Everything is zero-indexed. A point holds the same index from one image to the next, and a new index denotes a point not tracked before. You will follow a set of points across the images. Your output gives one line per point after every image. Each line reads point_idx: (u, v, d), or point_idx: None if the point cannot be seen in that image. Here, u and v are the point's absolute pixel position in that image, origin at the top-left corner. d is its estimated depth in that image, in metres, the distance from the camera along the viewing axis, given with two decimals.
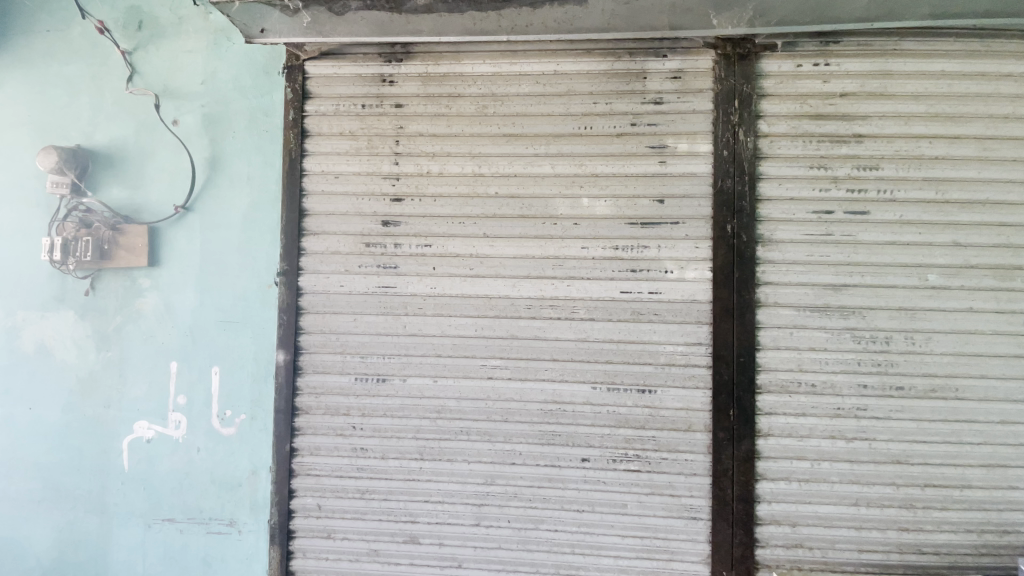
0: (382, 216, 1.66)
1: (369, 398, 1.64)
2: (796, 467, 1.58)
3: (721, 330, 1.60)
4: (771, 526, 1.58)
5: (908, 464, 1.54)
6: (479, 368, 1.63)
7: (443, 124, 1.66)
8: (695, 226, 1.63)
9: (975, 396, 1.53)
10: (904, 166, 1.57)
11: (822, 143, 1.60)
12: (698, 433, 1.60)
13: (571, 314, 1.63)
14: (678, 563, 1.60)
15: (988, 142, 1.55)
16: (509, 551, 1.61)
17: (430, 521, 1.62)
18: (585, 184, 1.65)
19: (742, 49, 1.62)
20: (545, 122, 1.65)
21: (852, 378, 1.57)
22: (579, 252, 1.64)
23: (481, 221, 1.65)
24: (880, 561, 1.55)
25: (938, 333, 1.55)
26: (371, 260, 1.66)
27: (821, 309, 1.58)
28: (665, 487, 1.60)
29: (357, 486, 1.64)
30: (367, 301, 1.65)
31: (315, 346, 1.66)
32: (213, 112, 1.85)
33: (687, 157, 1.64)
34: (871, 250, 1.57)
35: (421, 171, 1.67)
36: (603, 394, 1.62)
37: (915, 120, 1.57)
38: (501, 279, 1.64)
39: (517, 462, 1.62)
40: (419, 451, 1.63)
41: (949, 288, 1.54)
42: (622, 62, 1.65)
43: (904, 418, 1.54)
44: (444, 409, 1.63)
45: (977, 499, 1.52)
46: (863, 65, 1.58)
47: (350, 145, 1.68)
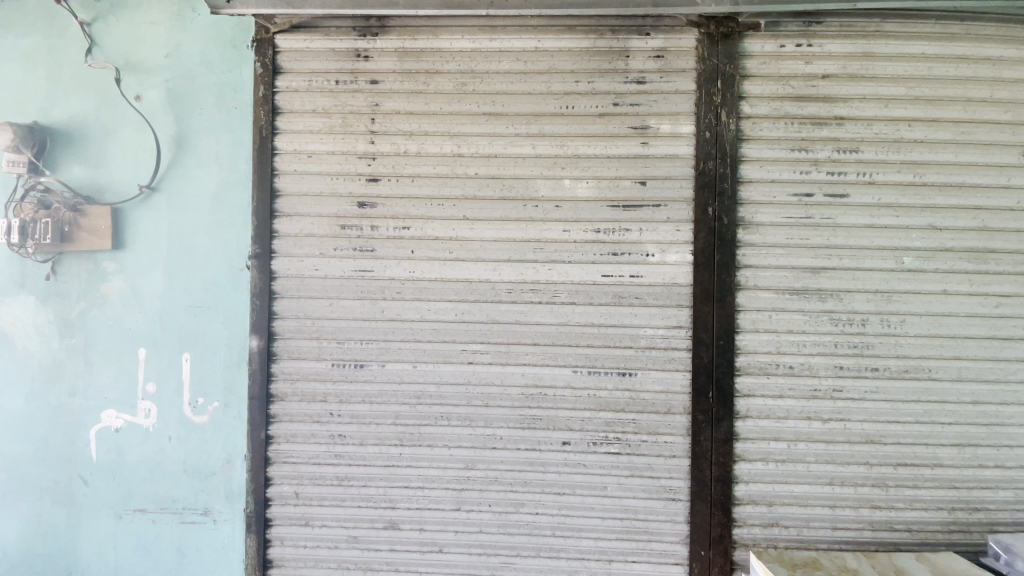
0: (358, 198, 1.68)
1: (346, 384, 1.69)
2: (773, 448, 1.61)
3: (701, 313, 1.61)
4: (748, 506, 1.62)
5: (881, 444, 1.61)
6: (459, 353, 1.67)
7: (420, 102, 1.67)
8: (676, 208, 1.63)
9: (947, 376, 1.60)
10: (884, 148, 1.61)
11: (804, 125, 1.61)
12: (678, 415, 1.63)
13: (552, 298, 1.66)
14: (657, 544, 1.64)
15: (966, 126, 1.60)
16: (490, 536, 1.67)
17: (410, 507, 1.69)
18: (568, 166, 1.65)
19: (725, 27, 1.60)
20: (526, 101, 1.66)
21: (829, 360, 1.61)
22: (560, 235, 1.66)
23: (461, 203, 1.67)
24: (854, 539, 1.60)
25: (912, 315, 1.61)
26: (346, 243, 1.68)
27: (799, 292, 1.61)
28: (644, 469, 1.64)
29: (335, 473, 1.69)
30: (343, 285, 1.68)
31: (289, 332, 1.69)
32: (178, 87, 1.79)
33: (669, 139, 1.64)
34: (850, 232, 1.61)
35: (398, 150, 1.68)
36: (584, 377, 1.65)
37: (896, 103, 1.61)
38: (481, 263, 1.67)
39: (497, 447, 1.67)
40: (399, 437, 1.68)
41: (924, 271, 1.60)
42: (604, 39, 1.64)
43: (878, 399, 1.61)
44: (423, 394, 1.68)
45: (948, 477, 1.60)
46: (845, 46, 1.60)
47: (323, 122, 1.68)
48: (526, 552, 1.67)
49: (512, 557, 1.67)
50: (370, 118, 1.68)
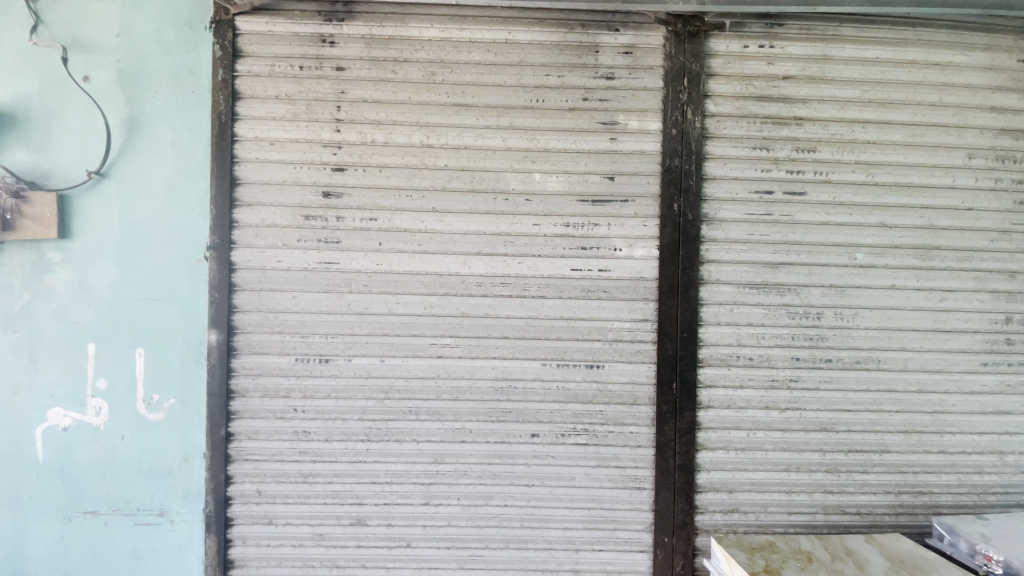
0: (323, 187, 1.64)
1: (311, 379, 1.65)
2: (733, 436, 1.67)
3: (666, 306, 1.65)
4: (709, 493, 1.67)
5: (834, 431, 1.68)
6: (428, 347, 1.66)
7: (388, 90, 1.64)
8: (643, 204, 1.66)
9: (896, 366, 1.69)
10: (840, 148, 1.67)
11: (765, 124, 1.66)
12: (644, 406, 1.67)
13: (522, 291, 1.66)
14: (623, 532, 1.68)
15: (916, 128, 1.68)
16: (458, 529, 1.67)
17: (377, 502, 1.67)
18: (537, 160, 1.65)
19: (692, 26, 1.63)
20: (496, 93, 1.65)
21: (786, 351, 1.68)
22: (530, 228, 1.66)
23: (431, 195, 1.65)
24: (808, 522, 1.67)
25: (864, 309, 1.68)
26: (311, 234, 1.64)
27: (759, 286, 1.67)
28: (610, 459, 1.67)
29: (299, 470, 1.65)
30: (307, 278, 1.64)
31: (250, 326, 1.64)
32: (130, 68, 1.68)
33: (637, 135, 1.66)
34: (808, 229, 1.67)
35: (365, 140, 1.64)
36: (553, 370, 1.66)
37: (851, 105, 1.68)
38: (451, 256, 1.66)
39: (466, 440, 1.66)
40: (366, 432, 1.66)
41: (875, 266, 1.68)
42: (574, 33, 1.64)
43: (832, 389, 1.68)
44: (391, 389, 1.66)
45: (895, 461, 1.69)
46: (806, 48, 1.66)
47: (287, 110, 1.63)
48: (495, 544, 1.67)
49: (480, 549, 1.67)
50: (336, 106, 1.64)
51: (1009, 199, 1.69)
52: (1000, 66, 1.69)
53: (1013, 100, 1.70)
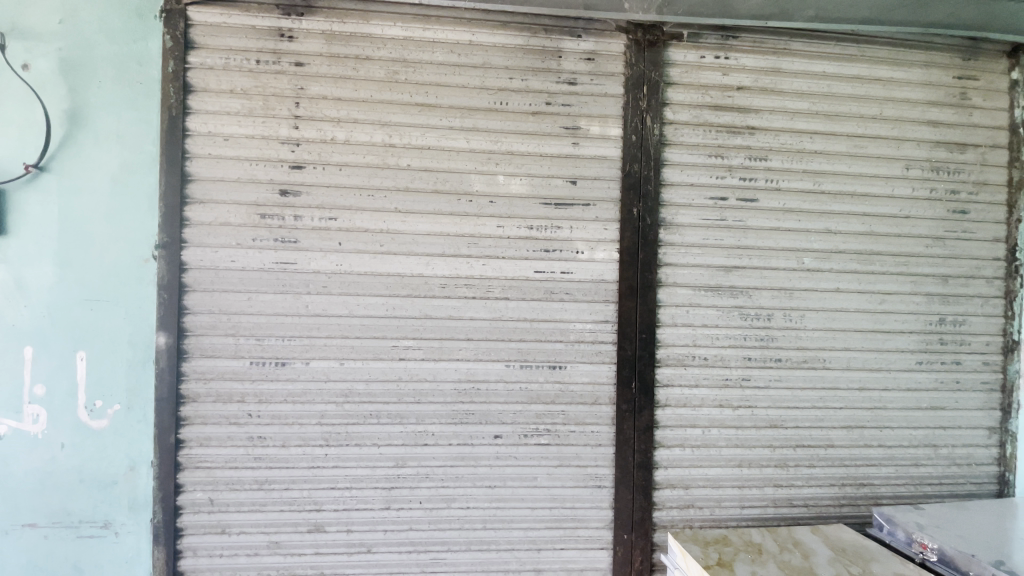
0: (280, 185, 1.60)
1: (267, 383, 1.60)
2: (689, 434, 1.72)
3: (625, 308, 1.69)
4: (667, 490, 1.72)
5: (783, 427, 1.76)
6: (390, 350, 1.64)
7: (349, 88, 1.61)
8: (605, 208, 1.69)
9: (840, 365, 1.78)
10: (789, 157, 1.75)
11: (720, 132, 1.72)
12: (604, 406, 1.70)
13: (486, 293, 1.66)
14: (584, 530, 1.70)
15: (859, 140, 1.78)
16: (420, 533, 1.66)
17: (336, 508, 1.63)
18: (501, 162, 1.66)
19: (651, 35, 1.68)
20: (459, 95, 1.64)
21: (739, 351, 1.74)
22: (494, 230, 1.66)
23: (393, 195, 1.63)
24: (759, 515, 1.74)
25: (811, 311, 1.77)
26: (267, 233, 1.60)
27: (714, 288, 1.73)
28: (572, 459, 1.69)
29: (254, 477, 1.61)
30: (263, 278, 1.59)
31: (202, 329, 1.58)
32: (74, 57, 1.56)
33: (598, 140, 1.69)
34: (759, 234, 1.74)
35: (324, 138, 1.61)
36: (516, 371, 1.67)
37: (800, 116, 1.76)
38: (414, 257, 1.64)
39: (428, 443, 1.65)
40: (325, 437, 1.62)
41: (821, 270, 1.76)
42: (538, 38, 1.66)
43: (781, 387, 1.76)
44: (351, 392, 1.63)
45: (839, 455, 1.78)
46: (758, 61, 1.73)
47: (243, 105, 1.58)
48: (457, 547, 1.67)
49: (442, 552, 1.66)
50: (295, 102, 1.60)
51: (943, 208, 1.81)
52: (935, 82, 1.81)
53: (946, 115, 1.82)
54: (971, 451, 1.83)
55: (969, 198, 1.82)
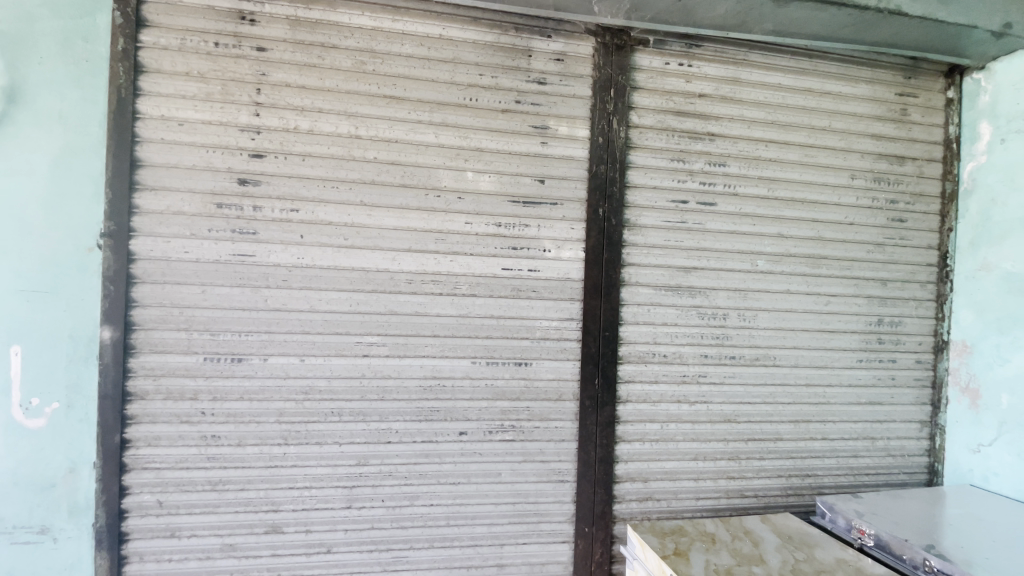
0: (239, 174, 1.54)
1: (221, 380, 1.54)
2: (648, 428, 1.78)
3: (590, 306, 1.72)
4: (627, 483, 1.77)
5: (735, 422, 1.84)
6: (353, 346, 1.61)
7: (314, 76, 1.57)
8: (572, 208, 1.72)
9: (788, 363, 1.88)
10: (745, 164, 1.83)
11: (682, 137, 1.78)
12: (568, 401, 1.73)
13: (453, 290, 1.66)
14: (546, 524, 1.73)
15: (810, 150, 1.88)
16: (382, 531, 1.64)
17: (294, 508, 1.59)
18: (470, 158, 1.66)
19: (619, 39, 1.71)
20: (428, 88, 1.63)
21: (696, 349, 1.81)
22: (462, 226, 1.66)
23: (358, 188, 1.60)
24: (712, 506, 1.82)
25: (762, 311, 1.85)
26: (223, 224, 1.53)
27: (674, 288, 1.79)
28: (536, 454, 1.71)
29: (207, 477, 1.54)
30: (218, 271, 1.53)
31: (152, 322, 1.51)
32: (11, 29, 1.43)
33: (566, 141, 1.71)
34: (717, 237, 1.81)
35: (287, 126, 1.56)
36: (482, 368, 1.68)
37: (757, 125, 1.84)
38: (380, 252, 1.62)
39: (391, 441, 1.63)
40: (284, 435, 1.58)
41: (773, 272, 1.85)
42: (508, 36, 1.67)
43: (734, 383, 1.84)
44: (311, 389, 1.59)
45: (786, 448, 1.87)
46: (719, 70, 1.80)
47: (199, 89, 1.52)
48: (420, 544, 1.66)
49: (405, 550, 1.65)
50: (256, 88, 1.54)
51: (883, 216, 1.94)
52: (880, 98, 1.93)
53: (888, 129, 1.94)
54: (904, 442, 1.97)
55: (907, 208, 1.96)
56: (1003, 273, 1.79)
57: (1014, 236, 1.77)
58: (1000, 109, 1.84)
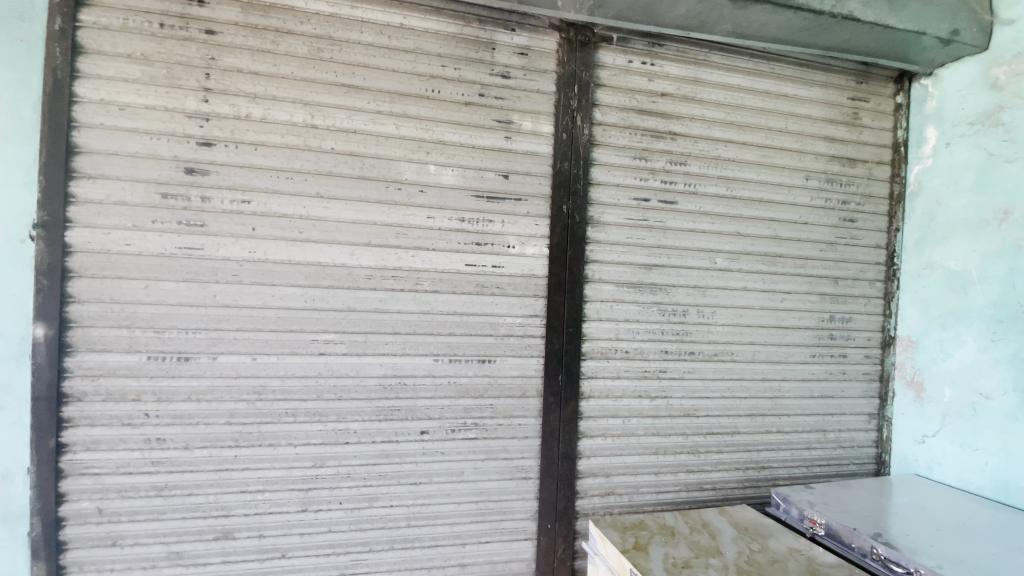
0: (186, 163, 1.47)
1: (167, 380, 1.47)
2: (611, 424, 1.79)
3: (554, 302, 1.72)
4: (589, 478, 1.77)
5: (695, 416, 1.87)
6: (309, 344, 1.55)
7: (267, 62, 1.51)
8: (536, 204, 1.71)
9: (746, 358, 1.92)
10: (705, 163, 1.86)
11: (645, 136, 1.80)
12: (531, 398, 1.72)
13: (414, 286, 1.62)
14: (509, 522, 1.72)
15: (768, 150, 1.92)
16: (339, 534, 1.59)
17: (246, 513, 1.53)
18: (432, 151, 1.63)
19: (583, 35, 1.71)
20: (388, 79, 1.59)
21: (657, 345, 1.83)
22: (424, 221, 1.63)
23: (315, 179, 1.55)
24: (672, 499, 1.85)
25: (721, 307, 1.89)
26: (169, 215, 1.46)
27: (636, 285, 1.80)
28: (499, 452, 1.70)
29: (151, 482, 1.47)
30: (163, 265, 1.46)
31: (90, 319, 1.42)
32: None
33: (530, 136, 1.70)
34: (678, 235, 1.83)
35: (238, 114, 1.50)
36: (445, 365, 1.65)
37: (717, 124, 1.87)
38: (338, 246, 1.57)
39: (349, 441, 1.59)
40: (235, 437, 1.52)
41: (731, 269, 1.89)
42: (471, 28, 1.64)
43: (694, 378, 1.87)
44: (264, 389, 1.53)
45: (744, 441, 1.92)
46: (681, 70, 1.82)
47: (143, 72, 1.43)
48: (380, 546, 1.62)
49: (364, 553, 1.61)
50: (205, 73, 1.47)
51: (836, 216, 2.00)
52: (833, 101, 1.99)
53: (841, 131, 2.01)
54: (854, 434, 2.04)
55: (858, 208, 2.03)
56: (946, 272, 1.88)
57: (956, 236, 1.85)
58: (945, 115, 1.92)
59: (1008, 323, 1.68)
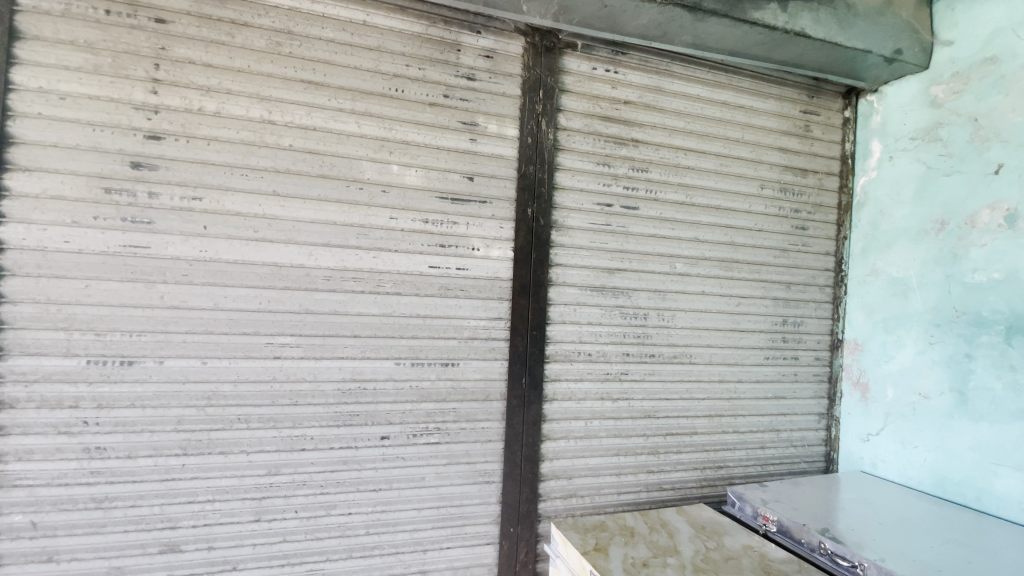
0: (133, 157, 1.40)
1: (108, 386, 1.39)
2: (573, 426, 1.80)
3: (518, 305, 1.72)
4: (552, 481, 1.78)
5: (655, 417, 1.91)
6: (264, 347, 1.51)
7: (223, 54, 1.46)
8: (500, 206, 1.71)
9: (703, 360, 1.97)
10: (666, 171, 1.90)
11: (608, 142, 1.83)
12: (495, 401, 1.72)
13: (376, 287, 1.60)
14: (471, 527, 1.70)
15: (727, 159, 1.99)
16: (294, 544, 1.54)
17: (194, 524, 1.47)
18: (395, 151, 1.61)
19: (548, 41, 1.73)
20: (350, 76, 1.56)
21: (618, 347, 1.86)
22: (386, 222, 1.60)
23: (271, 177, 1.50)
24: (633, 500, 1.88)
25: (680, 311, 1.94)
26: (113, 211, 1.38)
27: (599, 288, 1.83)
28: (461, 456, 1.69)
29: (90, 494, 1.38)
30: (106, 263, 1.38)
31: (23, 321, 1.33)
32: None
33: (495, 139, 1.70)
34: (639, 239, 1.87)
35: (190, 107, 1.44)
36: (406, 369, 1.63)
37: (678, 133, 1.92)
38: (295, 246, 1.53)
39: (305, 448, 1.54)
40: (182, 446, 1.45)
41: (690, 274, 1.94)
42: (436, 28, 1.63)
43: (654, 380, 1.90)
44: (215, 394, 1.47)
45: (701, 441, 1.97)
46: (643, 78, 1.86)
47: (87, 60, 1.36)
48: (337, 555, 1.58)
49: (320, 562, 1.56)
50: (154, 64, 1.41)
51: (789, 224, 2.08)
52: (787, 114, 2.08)
53: (794, 143, 2.09)
54: (805, 433, 2.13)
55: (809, 217, 2.12)
56: (889, 278, 1.98)
57: (898, 245, 1.96)
58: (889, 129, 2.03)
59: (944, 326, 1.78)
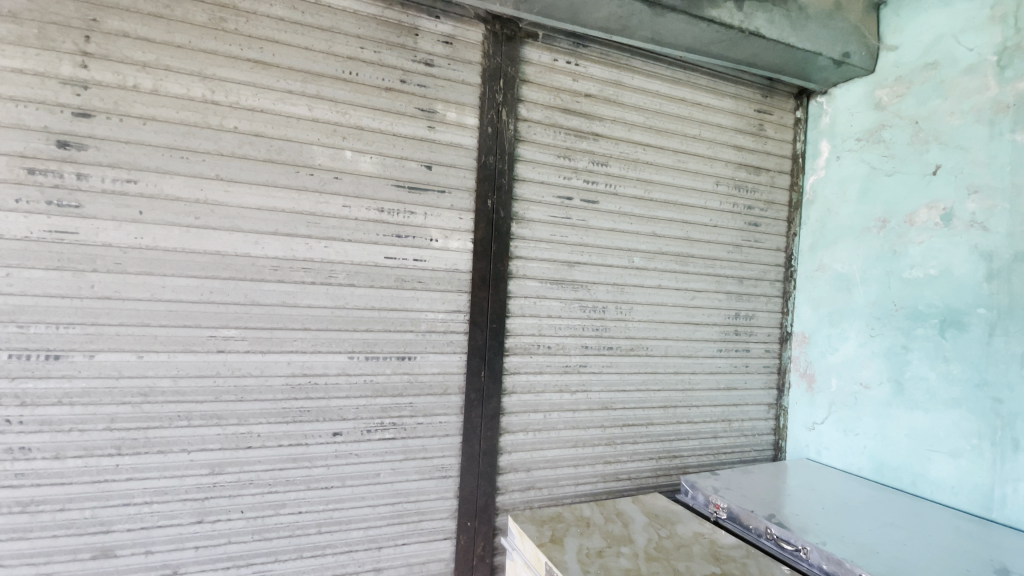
0: (59, 135, 1.30)
1: (32, 381, 1.29)
2: (531, 419, 1.81)
3: (477, 298, 1.70)
4: (510, 474, 1.78)
5: (612, 409, 1.93)
6: (206, 340, 1.43)
7: (161, 29, 1.37)
8: (459, 197, 1.68)
9: (660, 352, 2.01)
10: (625, 165, 1.92)
11: (569, 135, 1.82)
12: (452, 395, 1.70)
13: (328, 278, 1.54)
14: (427, 523, 1.68)
15: (685, 155, 2.02)
16: (240, 545, 1.48)
17: (130, 528, 1.39)
18: (349, 137, 1.56)
19: (508, 30, 1.71)
20: (301, 56, 1.49)
21: (577, 340, 1.87)
22: (339, 210, 1.55)
23: (215, 161, 1.43)
24: (590, 490, 1.90)
25: (638, 304, 1.96)
26: (36, 194, 1.28)
27: (559, 282, 1.83)
28: (417, 451, 1.66)
29: (13, 498, 1.29)
30: (28, 250, 1.28)
31: None
32: None
33: (454, 128, 1.67)
34: (598, 233, 1.88)
35: (124, 83, 1.35)
36: (360, 363, 1.59)
37: (638, 127, 1.93)
38: (241, 235, 1.46)
39: (252, 445, 1.48)
40: (117, 445, 1.37)
41: (648, 268, 1.97)
42: (393, 11, 1.58)
43: (612, 372, 1.93)
44: (153, 390, 1.39)
45: (657, 432, 2.01)
46: (604, 71, 1.86)
47: (7, 29, 1.25)
48: (286, 556, 1.53)
49: (269, 563, 1.51)
50: (83, 35, 1.31)
51: (743, 219, 2.14)
52: (742, 112, 2.13)
53: (749, 141, 2.15)
54: (755, 422, 2.20)
55: (761, 213, 2.18)
56: (834, 273, 2.07)
57: (843, 241, 2.04)
58: (837, 130, 2.11)
59: (884, 319, 1.87)
